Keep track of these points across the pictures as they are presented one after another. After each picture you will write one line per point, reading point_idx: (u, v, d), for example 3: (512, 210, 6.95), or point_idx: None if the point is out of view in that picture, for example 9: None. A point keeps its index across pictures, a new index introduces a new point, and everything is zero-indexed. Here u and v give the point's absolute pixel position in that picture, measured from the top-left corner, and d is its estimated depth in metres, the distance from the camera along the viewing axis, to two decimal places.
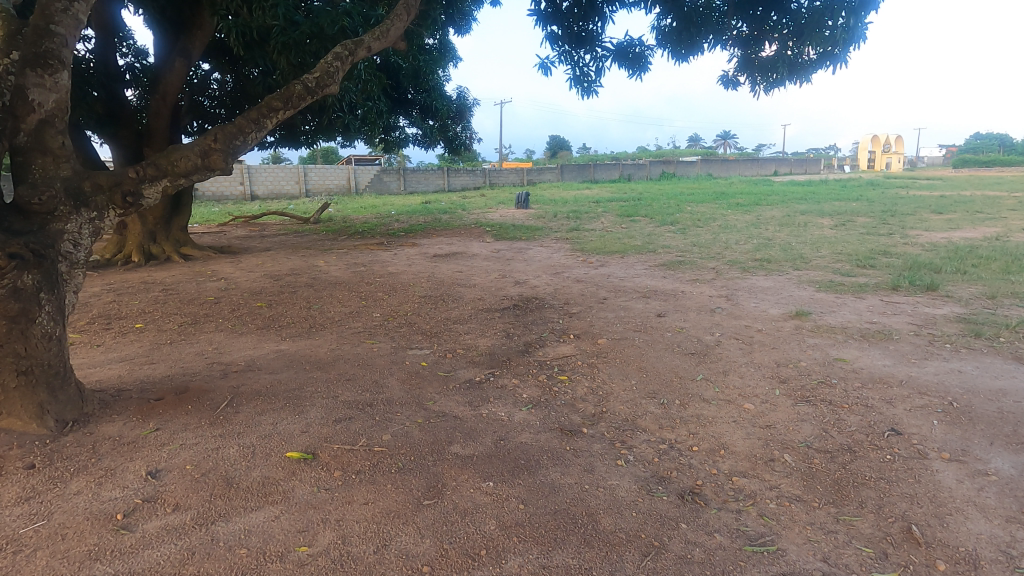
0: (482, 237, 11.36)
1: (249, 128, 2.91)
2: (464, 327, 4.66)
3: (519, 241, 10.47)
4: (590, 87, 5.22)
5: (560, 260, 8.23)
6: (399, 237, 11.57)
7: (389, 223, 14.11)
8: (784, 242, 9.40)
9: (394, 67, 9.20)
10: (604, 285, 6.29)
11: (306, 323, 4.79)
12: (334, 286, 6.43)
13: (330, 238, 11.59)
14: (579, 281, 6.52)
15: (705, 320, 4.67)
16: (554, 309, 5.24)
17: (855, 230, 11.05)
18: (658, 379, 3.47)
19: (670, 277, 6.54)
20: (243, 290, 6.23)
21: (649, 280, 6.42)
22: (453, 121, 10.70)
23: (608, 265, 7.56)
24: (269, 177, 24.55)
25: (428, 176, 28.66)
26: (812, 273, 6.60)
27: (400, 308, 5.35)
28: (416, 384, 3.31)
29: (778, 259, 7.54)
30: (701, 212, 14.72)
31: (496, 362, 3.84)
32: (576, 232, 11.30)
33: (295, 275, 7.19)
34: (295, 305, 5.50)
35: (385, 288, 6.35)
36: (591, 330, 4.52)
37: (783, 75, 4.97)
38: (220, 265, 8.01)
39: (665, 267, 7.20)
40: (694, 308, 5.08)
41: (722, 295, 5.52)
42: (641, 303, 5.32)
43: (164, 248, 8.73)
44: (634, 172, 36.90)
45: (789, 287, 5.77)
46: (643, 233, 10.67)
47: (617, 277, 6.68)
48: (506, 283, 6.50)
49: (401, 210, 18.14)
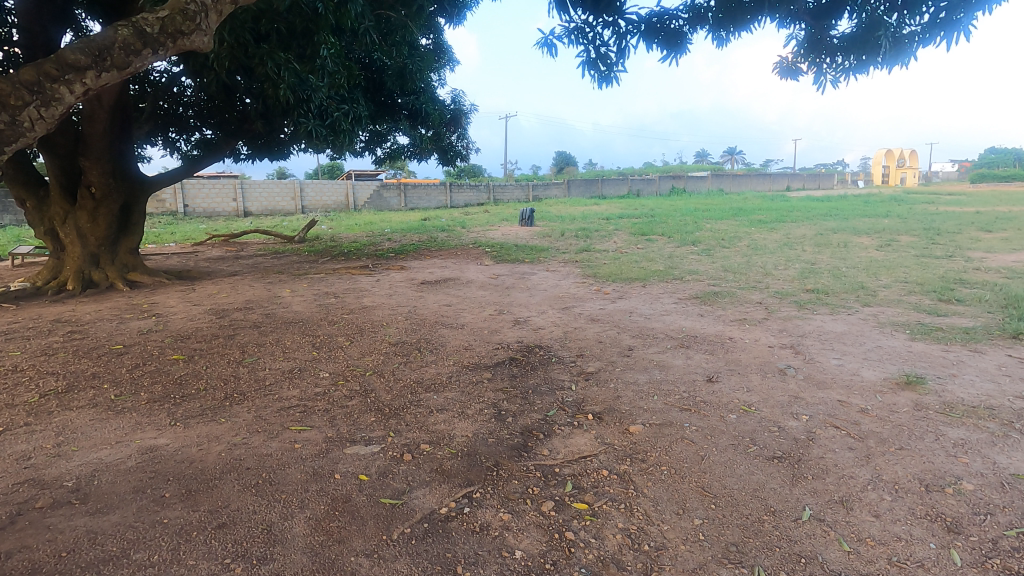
0: (480, 258, 10.11)
1: (16, 93, 2.22)
2: (438, 399, 3.32)
3: (522, 265, 9.20)
4: (612, 73, 3.94)
5: (569, 289, 6.95)
6: (388, 259, 10.33)
7: (380, 242, 12.89)
8: (830, 266, 8.08)
9: (377, 67, 7.89)
10: (626, 326, 4.98)
11: (222, 391, 3.47)
12: (287, 327, 5.16)
13: (310, 261, 10.36)
14: (593, 321, 5.20)
15: (777, 389, 3.32)
16: (564, 367, 3.90)
17: (905, 251, 9.71)
18: (738, 516, 2.11)
19: (709, 317, 5.19)
20: (171, 332, 4.96)
21: (682, 322, 5.07)
22: (447, 128, 9.48)
23: (628, 298, 6.22)
24: (263, 193, 23.52)
25: (430, 191, 27.74)
26: (888, 310, 5.25)
27: (360, 363, 4.03)
28: (336, 534, 1.98)
29: (836, 290, 6.19)
30: (723, 230, 13.45)
31: (478, 470, 2.51)
32: (587, 253, 9.98)
33: (247, 310, 5.92)
34: (224, 356, 4.23)
35: (350, 329, 5.07)
36: (616, 406, 3.17)
37: (873, 56, 3.69)
38: (165, 296, 6.76)
39: (698, 301, 5.88)
40: (755, 368, 3.72)
41: (788, 346, 4.18)
42: (680, 359, 3.97)
43: (108, 274, 7.53)
44: (643, 188, 35.83)
45: (871, 333, 4.43)
46: (663, 255, 9.41)
47: (642, 316, 5.33)
48: (504, 324, 5.18)
49: (399, 227, 16.99)
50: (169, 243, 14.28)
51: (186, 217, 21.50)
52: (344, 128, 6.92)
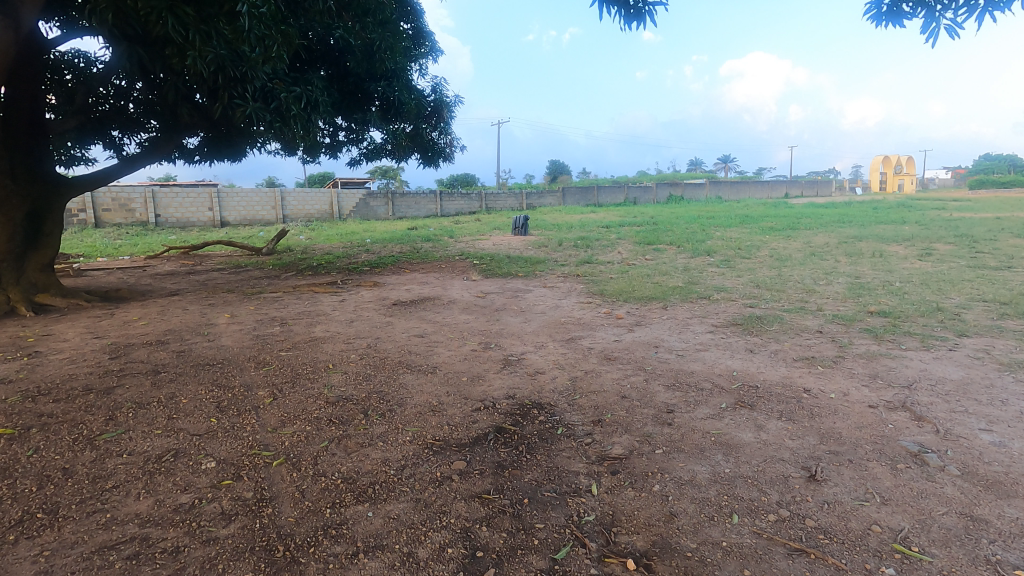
0: (467, 272, 8.83)
1: None
2: (371, 524, 2.00)
3: (515, 280, 7.93)
4: (646, 8, 2.79)
5: (572, 312, 5.67)
6: (362, 274, 9.03)
7: (358, 254, 11.56)
8: (879, 279, 6.86)
9: (340, 46, 6.59)
10: (654, 369, 3.69)
11: (22, 506, 2.12)
12: (198, 372, 3.82)
13: (272, 276, 9.04)
14: (609, 361, 3.89)
15: (931, 501, 2.03)
16: (576, 447, 2.58)
17: (953, 261, 8.51)
18: None
19: (764, 356, 3.88)
20: (30, 381, 3.60)
21: (729, 363, 3.77)
22: (427, 122, 8.21)
23: (648, 324, 4.94)
24: (241, 201, 22.17)
25: (420, 200, 26.57)
26: (995, 342, 3.99)
27: (270, 441, 2.70)
28: None
29: (908, 313, 4.95)
30: (737, 238, 12.25)
31: None
32: (589, 266, 8.75)
33: (158, 345, 4.58)
34: (77, 427, 2.88)
35: (282, 375, 3.74)
36: (672, 540, 1.86)
37: None
38: (69, 324, 5.42)
39: (739, 329, 4.61)
40: (870, 451, 2.42)
41: (899, 407, 2.88)
42: (749, 431, 2.66)
43: (9, 296, 6.12)
44: (640, 195, 34.79)
45: (1005, 382, 3.16)
46: (677, 267, 8.16)
47: (672, 354, 4.03)
48: (489, 366, 3.87)
49: (383, 237, 15.69)
50: (125, 256, 12.89)
51: (157, 228, 20.12)
52: (292, 115, 5.61)
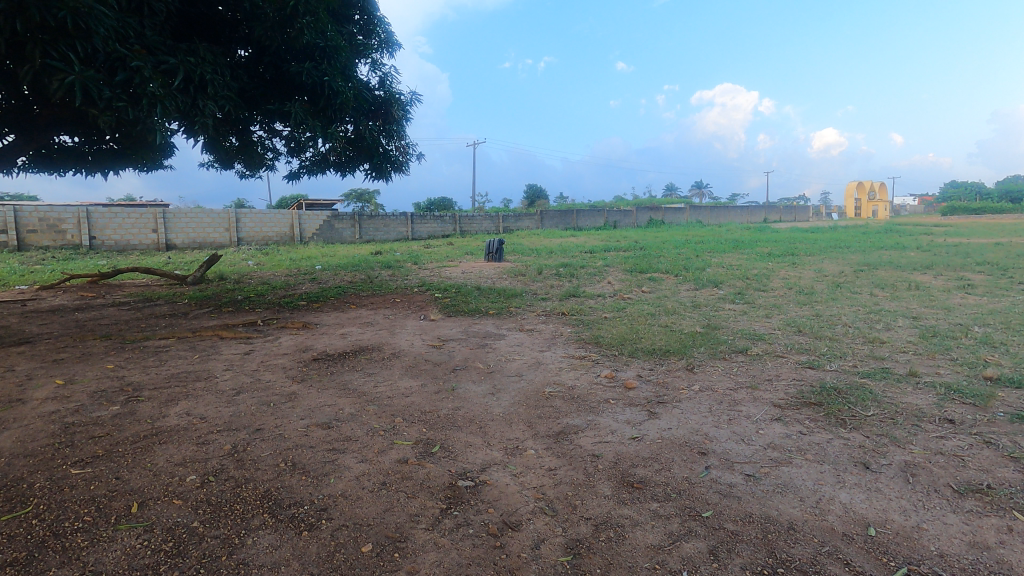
0: (428, 308, 7.14)
1: None
2: None
3: (485, 320, 6.26)
4: None
5: (559, 375, 3.97)
6: (295, 311, 7.24)
7: (300, 283, 9.72)
8: (946, 322, 5.38)
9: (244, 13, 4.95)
10: (722, 519, 2.02)
11: None
12: None
13: (181, 314, 7.17)
14: (634, 497, 2.20)
15: None
16: None
17: (1008, 295, 7.13)
18: None
19: (900, 482, 2.25)
20: None
21: (849, 502, 2.12)
22: (375, 123, 6.58)
23: (676, 403, 3.27)
24: (189, 222, 20.04)
25: (389, 222, 24.88)
26: None
27: None
28: None
29: None
30: (739, 265, 10.84)
31: None
32: (576, 301, 7.11)
33: None
34: None
35: (16, 548, 1.93)
36: None
37: None
38: None
39: (821, 415, 2.97)
40: None
41: None
42: None
43: None
44: (620, 219, 33.73)
45: None
46: (686, 304, 6.59)
47: (738, 475, 2.36)
48: (423, 510, 2.15)
49: (340, 262, 13.86)
50: (19, 284, 10.71)
51: (89, 251, 17.85)
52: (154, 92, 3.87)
